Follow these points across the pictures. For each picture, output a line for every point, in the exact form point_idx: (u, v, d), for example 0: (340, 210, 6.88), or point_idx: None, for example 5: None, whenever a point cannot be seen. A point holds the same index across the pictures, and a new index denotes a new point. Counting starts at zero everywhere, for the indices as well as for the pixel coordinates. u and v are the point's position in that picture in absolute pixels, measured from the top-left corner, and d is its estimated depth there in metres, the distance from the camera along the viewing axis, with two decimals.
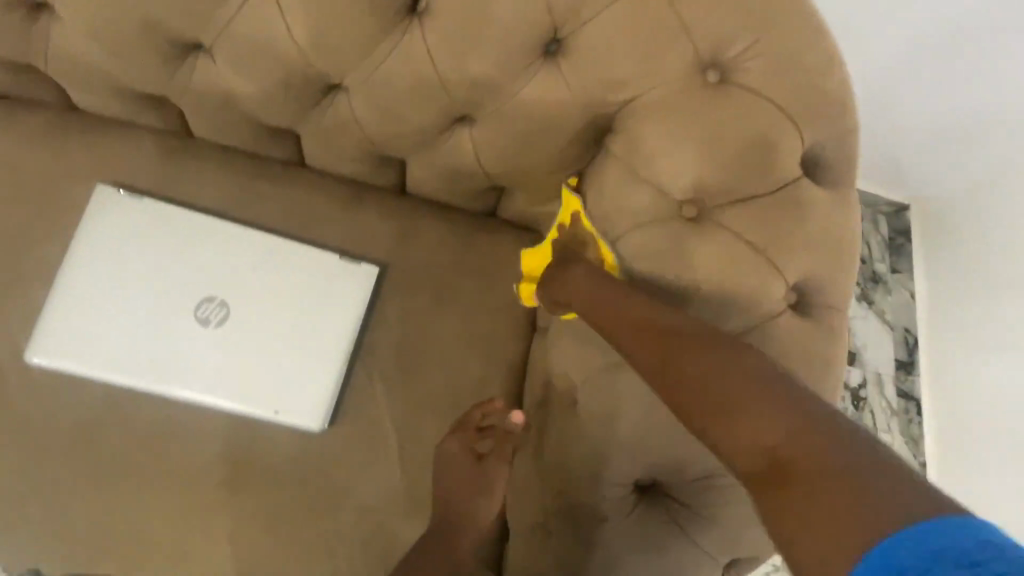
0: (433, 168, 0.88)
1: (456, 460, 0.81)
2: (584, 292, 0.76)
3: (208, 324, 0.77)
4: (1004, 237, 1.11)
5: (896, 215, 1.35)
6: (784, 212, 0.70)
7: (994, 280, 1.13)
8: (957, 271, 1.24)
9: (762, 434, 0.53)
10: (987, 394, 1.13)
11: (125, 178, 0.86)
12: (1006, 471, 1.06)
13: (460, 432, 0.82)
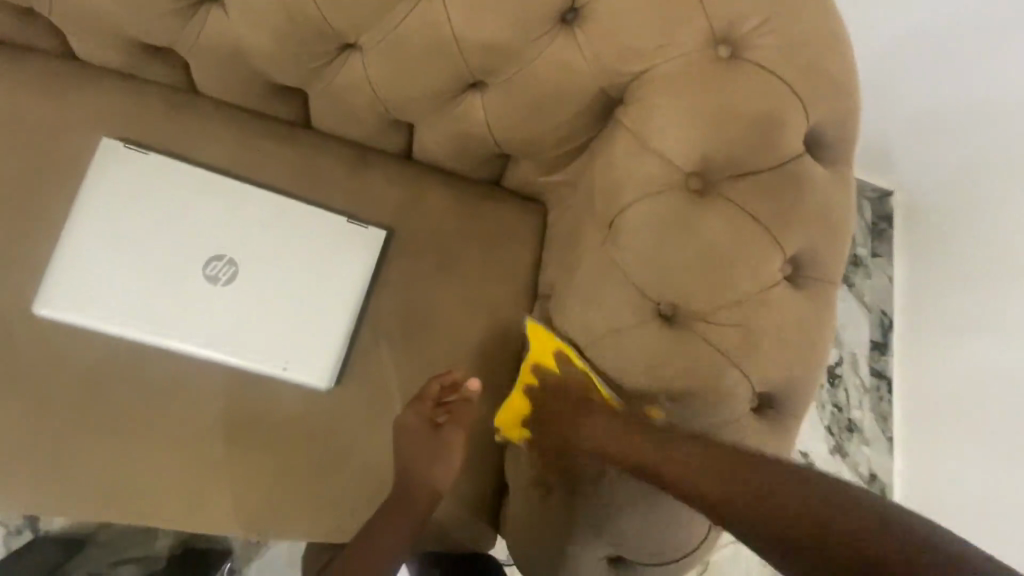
0: (444, 134, 0.85)
1: (413, 429, 0.80)
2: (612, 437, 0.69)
3: (218, 283, 0.79)
4: (983, 230, 1.15)
5: (880, 200, 1.40)
6: (789, 187, 0.66)
7: (974, 272, 1.17)
8: (939, 261, 1.28)
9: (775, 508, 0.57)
10: (966, 380, 1.17)
11: (123, 131, 0.82)
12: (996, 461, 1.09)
13: (418, 404, 0.80)
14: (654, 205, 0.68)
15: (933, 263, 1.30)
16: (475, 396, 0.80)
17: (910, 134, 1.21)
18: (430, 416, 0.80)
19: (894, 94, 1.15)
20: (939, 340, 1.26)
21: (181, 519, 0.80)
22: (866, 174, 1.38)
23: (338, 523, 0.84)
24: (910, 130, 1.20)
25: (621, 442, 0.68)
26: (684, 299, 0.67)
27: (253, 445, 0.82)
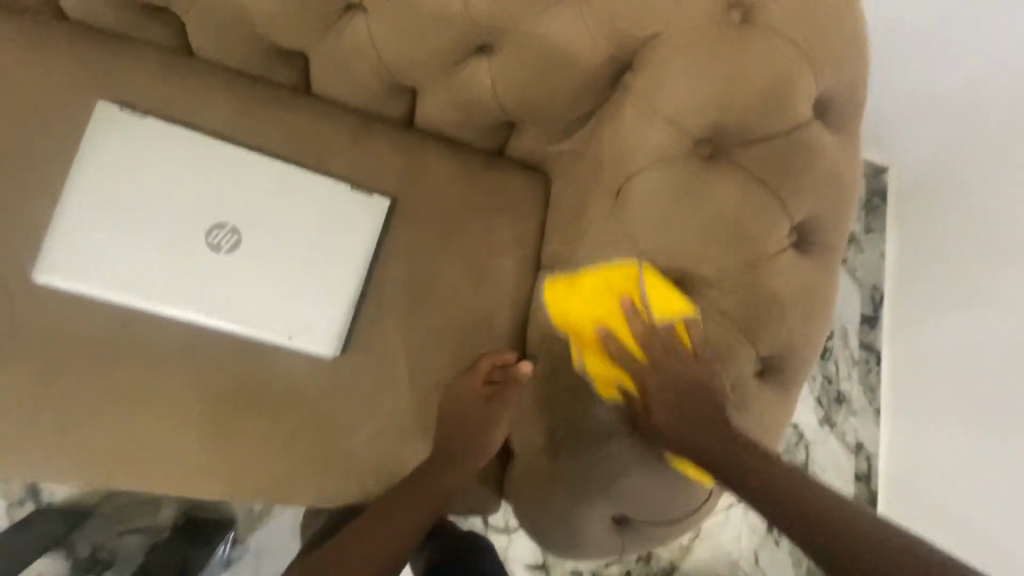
0: (449, 100, 0.83)
1: (463, 399, 0.82)
2: (677, 415, 0.68)
3: (220, 251, 0.78)
4: (980, 207, 1.16)
5: (875, 176, 1.42)
6: (797, 154, 0.66)
7: (970, 249, 1.18)
8: (933, 238, 1.30)
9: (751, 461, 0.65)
10: (956, 358, 1.19)
11: (119, 94, 0.80)
12: (986, 440, 1.11)
13: (470, 375, 0.83)
14: (663, 172, 0.68)
15: (925, 247, 1.32)
16: (525, 375, 0.80)
17: (915, 112, 1.23)
18: (479, 392, 0.82)
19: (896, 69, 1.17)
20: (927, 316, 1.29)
21: (191, 485, 0.81)
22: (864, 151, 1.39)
23: (346, 488, 0.85)
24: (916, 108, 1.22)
25: (687, 420, 0.68)
26: (690, 266, 0.68)
27: (262, 412, 0.82)
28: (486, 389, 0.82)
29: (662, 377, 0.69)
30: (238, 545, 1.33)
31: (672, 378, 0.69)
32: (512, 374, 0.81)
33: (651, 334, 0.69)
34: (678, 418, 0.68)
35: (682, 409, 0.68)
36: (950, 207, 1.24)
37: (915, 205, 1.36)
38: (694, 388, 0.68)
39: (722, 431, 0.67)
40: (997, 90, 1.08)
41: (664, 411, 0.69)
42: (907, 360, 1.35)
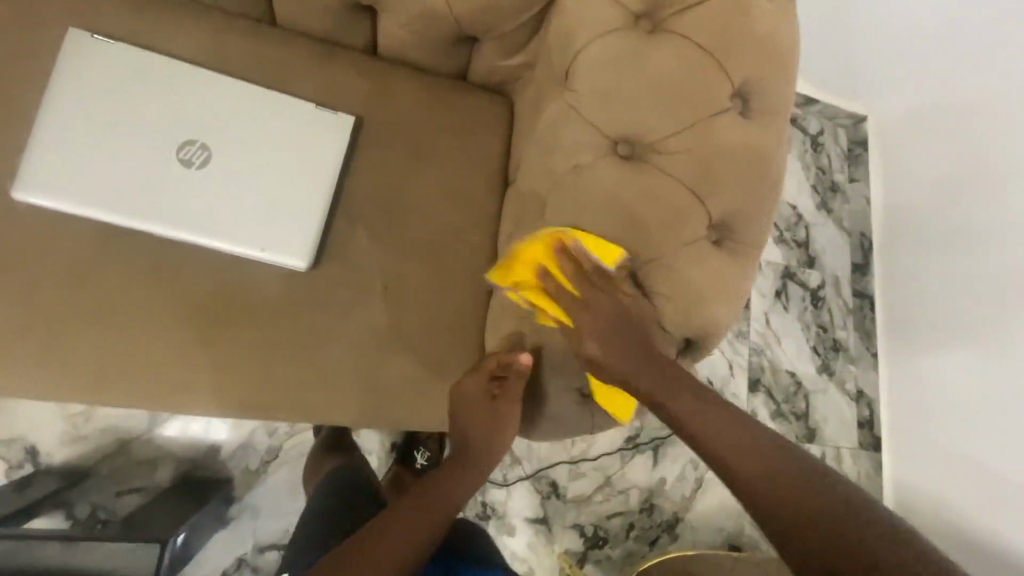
0: (405, 13, 0.87)
1: (471, 399, 0.86)
2: (612, 349, 0.70)
3: (192, 166, 0.81)
4: (943, 152, 1.46)
5: (854, 126, 1.72)
6: (730, 16, 0.69)
7: (945, 194, 1.46)
8: (903, 181, 1.61)
9: (747, 457, 0.65)
10: (930, 277, 1.51)
11: (89, 24, 0.84)
12: (958, 347, 1.42)
13: (474, 377, 0.85)
14: (604, 45, 0.70)
15: (919, 204, 1.55)
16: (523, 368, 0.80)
17: (904, 52, 1.47)
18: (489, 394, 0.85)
19: (862, 19, 1.45)
20: (908, 248, 1.59)
21: (174, 396, 0.83)
22: (837, 99, 1.67)
23: (328, 398, 0.86)
24: (904, 49, 1.47)
25: (622, 359, 0.70)
26: (639, 133, 0.70)
27: (241, 324, 0.84)
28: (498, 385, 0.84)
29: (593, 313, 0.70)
30: (236, 504, 1.33)
31: (605, 316, 0.69)
32: (516, 369, 0.81)
33: (607, 199, 0.70)
34: (596, 326, 0.70)
35: (616, 342, 0.70)
36: (943, 170, 1.47)
37: (904, 161, 1.60)
38: (626, 321, 0.70)
39: (705, 420, 0.69)
40: (1009, 55, 1.29)
41: (598, 345, 0.70)
42: (901, 302, 1.60)
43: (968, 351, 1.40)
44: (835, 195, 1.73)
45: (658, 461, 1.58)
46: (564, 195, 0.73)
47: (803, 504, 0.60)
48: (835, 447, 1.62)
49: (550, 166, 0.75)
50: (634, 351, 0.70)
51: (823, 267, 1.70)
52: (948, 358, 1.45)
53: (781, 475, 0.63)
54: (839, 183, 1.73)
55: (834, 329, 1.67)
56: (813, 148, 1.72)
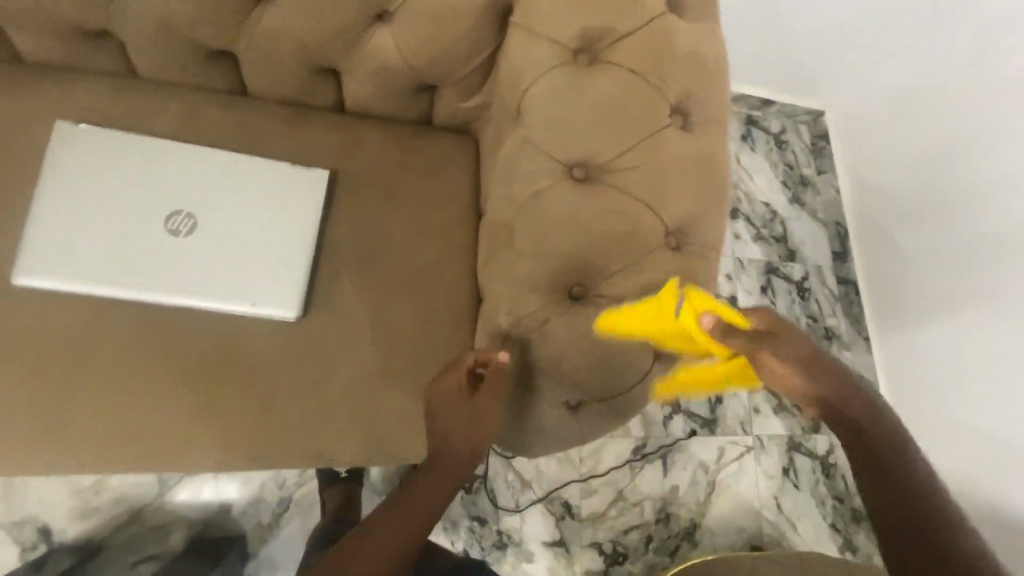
0: (365, 72, 0.93)
1: (446, 403, 0.77)
2: (807, 372, 0.65)
3: (180, 235, 0.86)
4: (915, 139, 1.51)
5: (814, 121, 1.80)
6: (658, 43, 0.75)
7: (917, 176, 1.52)
8: (870, 168, 1.68)
9: (887, 460, 0.63)
10: (911, 256, 1.56)
11: (72, 114, 0.90)
12: (945, 321, 1.47)
13: (452, 376, 0.77)
14: (548, 80, 0.77)
15: (886, 187, 1.62)
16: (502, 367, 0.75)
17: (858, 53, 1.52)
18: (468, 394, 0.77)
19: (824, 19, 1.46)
20: (886, 229, 1.64)
21: (180, 455, 0.85)
22: (794, 98, 1.74)
23: (328, 439, 0.89)
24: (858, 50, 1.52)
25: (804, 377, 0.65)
26: (590, 156, 0.76)
27: (240, 378, 0.88)
28: (475, 384, 0.77)
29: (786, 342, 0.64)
30: (252, 560, 1.33)
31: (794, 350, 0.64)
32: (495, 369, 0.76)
33: (568, 220, 0.75)
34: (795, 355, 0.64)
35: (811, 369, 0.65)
36: (906, 155, 1.54)
37: (866, 150, 1.68)
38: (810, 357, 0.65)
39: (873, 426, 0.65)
40: (956, 48, 1.38)
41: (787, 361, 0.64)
42: (882, 284, 1.66)
43: (954, 323, 1.45)
44: (806, 188, 1.79)
45: (669, 468, 1.57)
46: (528, 220, 0.77)
47: (921, 516, 0.60)
48: None
49: (512, 195, 0.80)
50: (820, 376, 0.65)
51: (804, 259, 1.75)
52: (937, 334, 1.49)
53: (916, 490, 0.62)
54: (807, 177, 1.80)
55: (823, 317, 1.70)
56: (778, 146, 1.80)
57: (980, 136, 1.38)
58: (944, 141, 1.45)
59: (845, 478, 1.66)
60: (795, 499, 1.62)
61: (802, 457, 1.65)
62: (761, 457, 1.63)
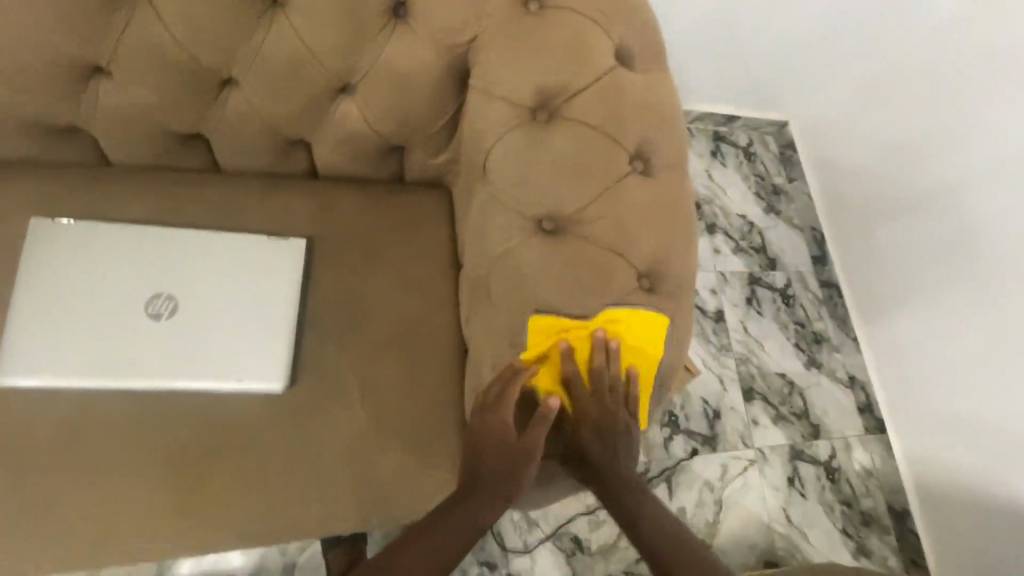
0: (334, 140, 0.95)
1: (495, 436, 0.75)
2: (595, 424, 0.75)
3: (161, 318, 0.86)
4: (885, 139, 1.55)
5: (779, 132, 1.85)
6: (612, 95, 0.78)
7: (889, 178, 1.56)
8: (839, 172, 1.72)
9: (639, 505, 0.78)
10: (889, 256, 1.59)
11: (46, 209, 0.91)
12: (931, 319, 1.48)
13: (498, 411, 0.75)
14: (511, 141, 0.79)
15: (853, 189, 1.68)
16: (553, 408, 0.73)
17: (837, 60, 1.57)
18: (512, 429, 0.75)
19: (782, 31, 1.50)
20: (862, 231, 1.66)
21: (176, 541, 0.84)
22: (758, 112, 1.78)
23: (326, 508, 0.88)
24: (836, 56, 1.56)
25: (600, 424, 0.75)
26: (556, 210, 0.78)
27: (231, 455, 0.87)
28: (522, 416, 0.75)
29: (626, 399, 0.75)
30: None
31: (603, 402, 0.75)
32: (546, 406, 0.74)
33: (542, 273, 0.77)
34: (600, 404, 0.75)
35: (602, 421, 0.75)
36: (876, 158, 1.58)
37: (834, 156, 1.72)
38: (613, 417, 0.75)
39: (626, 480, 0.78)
40: (921, 55, 1.43)
41: (595, 406, 0.75)
42: (862, 285, 1.68)
43: (929, 313, 1.48)
44: (779, 197, 1.83)
45: (674, 489, 1.48)
46: (503, 275, 0.79)
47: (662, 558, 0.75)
48: (842, 436, 1.62)
49: (487, 251, 0.82)
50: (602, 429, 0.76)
51: (785, 266, 1.78)
52: (926, 332, 1.50)
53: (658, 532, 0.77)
54: (779, 186, 1.84)
55: (810, 322, 1.72)
56: (748, 158, 1.84)
57: (944, 138, 1.42)
58: (914, 141, 1.49)
59: (851, 483, 1.57)
60: (804, 508, 1.53)
61: (806, 465, 1.57)
62: (765, 470, 1.55)
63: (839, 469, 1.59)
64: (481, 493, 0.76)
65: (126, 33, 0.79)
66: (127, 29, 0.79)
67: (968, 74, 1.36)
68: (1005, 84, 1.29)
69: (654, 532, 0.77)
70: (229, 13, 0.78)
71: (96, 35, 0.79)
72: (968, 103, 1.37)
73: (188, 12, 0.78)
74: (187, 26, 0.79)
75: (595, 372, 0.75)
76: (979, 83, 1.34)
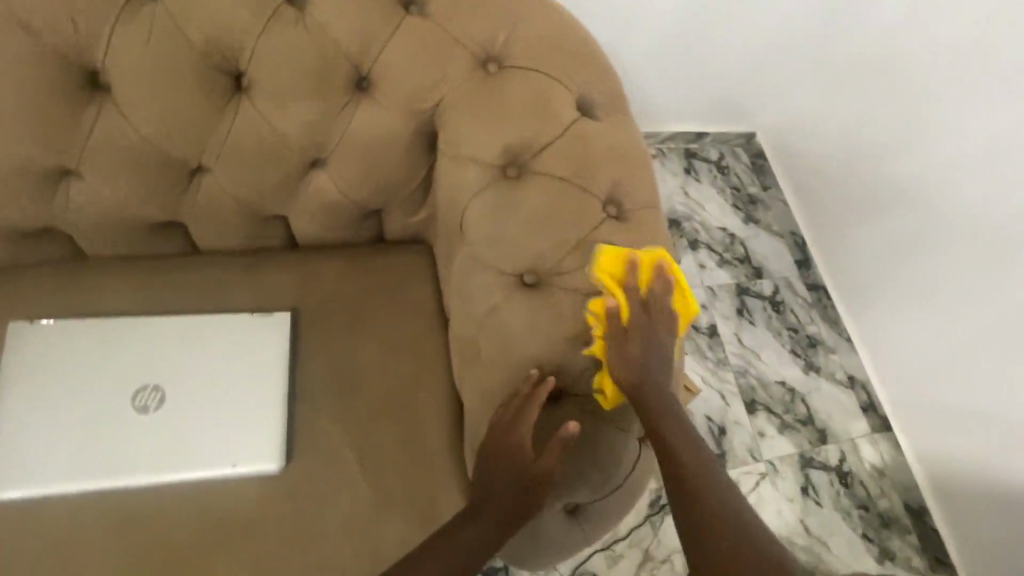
0: (310, 211, 0.96)
1: (503, 462, 0.73)
2: (645, 354, 0.70)
3: (148, 411, 0.85)
4: (864, 137, 1.55)
5: (749, 143, 1.89)
6: (578, 145, 0.80)
7: (866, 180, 1.57)
8: (812, 176, 1.75)
9: (685, 455, 0.69)
10: (872, 259, 1.59)
11: (24, 311, 0.90)
12: (922, 319, 1.47)
13: (510, 432, 0.73)
14: (485, 199, 0.81)
15: (835, 192, 1.67)
16: (568, 438, 0.70)
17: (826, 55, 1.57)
18: (529, 449, 0.72)
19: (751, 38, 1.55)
20: (845, 234, 1.67)
21: None
22: (727, 126, 1.82)
23: None
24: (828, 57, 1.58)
25: (647, 356, 0.70)
26: (536, 263, 0.79)
27: (228, 546, 0.84)
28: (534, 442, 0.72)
29: (671, 335, 0.72)
30: None
31: (654, 331, 0.71)
32: (561, 436, 0.70)
33: (528, 327, 0.77)
34: (652, 335, 0.71)
35: (650, 353, 0.71)
36: (852, 159, 1.59)
37: (815, 163, 1.71)
38: (662, 346, 0.71)
39: (672, 428, 0.70)
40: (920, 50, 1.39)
41: (646, 336, 0.71)
42: (851, 288, 1.68)
43: (924, 312, 1.47)
44: (757, 206, 1.86)
45: None
46: (491, 333, 0.79)
47: (714, 519, 0.65)
48: (850, 439, 1.60)
49: (474, 308, 0.83)
50: (650, 363, 0.70)
51: (772, 274, 1.79)
52: (920, 332, 1.49)
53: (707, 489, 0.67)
54: (755, 195, 1.87)
55: (803, 326, 1.73)
56: (721, 171, 1.88)
57: (942, 142, 1.38)
58: (891, 147, 1.49)
59: (865, 485, 1.56)
60: (821, 516, 1.51)
61: (817, 472, 1.56)
62: (778, 481, 1.53)
63: (852, 472, 1.57)
64: (485, 528, 0.73)
65: (95, 133, 0.80)
66: (95, 130, 0.80)
67: (969, 77, 1.32)
68: (1004, 86, 1.25)
69: (702, 486, 0.67)
70: (195, 104, 0.80)
71: (64, 139, 0.80)
72: (968, 105, 1.32)
73: (154, 107, 0.79)
74: (153, 120, 0.80)
75: (650, 293, 0.73)
76: (978, 84, 1.30)
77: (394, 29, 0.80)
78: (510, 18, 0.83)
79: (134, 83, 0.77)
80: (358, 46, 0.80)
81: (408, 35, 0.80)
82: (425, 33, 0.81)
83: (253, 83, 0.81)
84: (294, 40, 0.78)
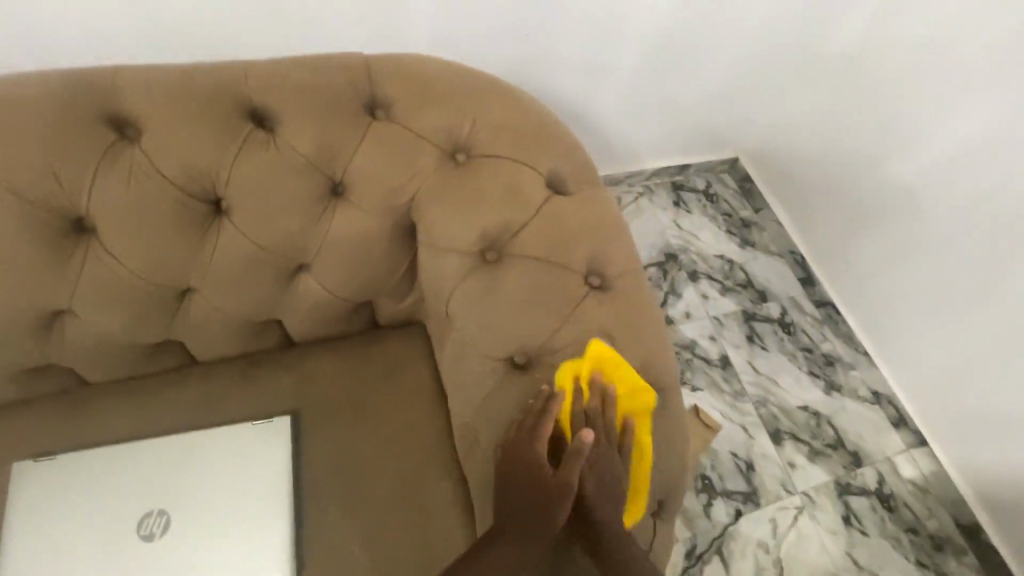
0: (301, 311, 0.97)
1: (520, 476, 0.67)
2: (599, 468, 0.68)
3: (153, 538, 0.84)
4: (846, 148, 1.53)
5: (734, 169, 1.91)
6: (552, 222, 0.81)
7: (855, 196, 1.54)
8: (800, 194, 1.74)
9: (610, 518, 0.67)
10: (873, 275, 1.55)
11: (28, 450, 0.91)
12: (934, 331, 1.42)
13: (525, 441, 0.68)
14: (467, 286, 0.82)
15: (824, 207, 1.66)
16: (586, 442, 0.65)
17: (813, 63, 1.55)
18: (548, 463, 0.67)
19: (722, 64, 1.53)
20: (843, 251, 1.63)
21: None
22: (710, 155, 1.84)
23: None
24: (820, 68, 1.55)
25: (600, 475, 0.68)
26: (525, 344, 0.78)
27: None
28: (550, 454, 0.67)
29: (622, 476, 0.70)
30: None
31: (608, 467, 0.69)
32: (578, 444, 0.66)
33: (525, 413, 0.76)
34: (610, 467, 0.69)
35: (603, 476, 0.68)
36: (840, 173, 1.58)
37: (806, 185, 1.70)
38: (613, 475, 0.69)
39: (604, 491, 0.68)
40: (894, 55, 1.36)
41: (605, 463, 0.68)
42: (858, 305, 1.63)
43: (934, 322, 1.41)
44: (750, 229, 1.86)
45: (729, 562, 1.39)
46: (489, 420, 0.79)
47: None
48: (886, 459, 1.53)
49: (471, 395, 0.82)
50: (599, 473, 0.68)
51: (777, 296, 1.76)
52: (935, 344, 1.42)
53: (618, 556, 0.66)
54: (747, 219, 1.87)
55: (816, 347, 1.68)
56: (711, 200, 1.89)
57: (926, 148, 1.34)
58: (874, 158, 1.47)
59: (910, 506, 1.48)
60: (868, 547, 1.43)
61: (857, 498, 1.49)
62: (816, 514, 1.46)
63: (893, 495, 1.49)
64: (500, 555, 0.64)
65: (84, 272, 0.83)
66: (84, 269, 0.83)
67: (944, 78, 1.27)
68: (987, 77, 1.20)
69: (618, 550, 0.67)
70: (177, 233, 0.83)
71: (55, 281, 0.82)
72: (948, 106, 1.28)
73: (138, 242, 0.82)
74: (138, 253, 0.82)
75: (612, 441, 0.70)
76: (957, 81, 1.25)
77: (360, 137, 0.83)
78: (471, 108, 0.86)
79: (118, 223, 0.80)
80: (328, 156, 0.83)
81: (374, 140, 0.83)
82: (391, 136, 0.83)
83: (231, 205, 0.83)
84: (266, 162, 0.81)
